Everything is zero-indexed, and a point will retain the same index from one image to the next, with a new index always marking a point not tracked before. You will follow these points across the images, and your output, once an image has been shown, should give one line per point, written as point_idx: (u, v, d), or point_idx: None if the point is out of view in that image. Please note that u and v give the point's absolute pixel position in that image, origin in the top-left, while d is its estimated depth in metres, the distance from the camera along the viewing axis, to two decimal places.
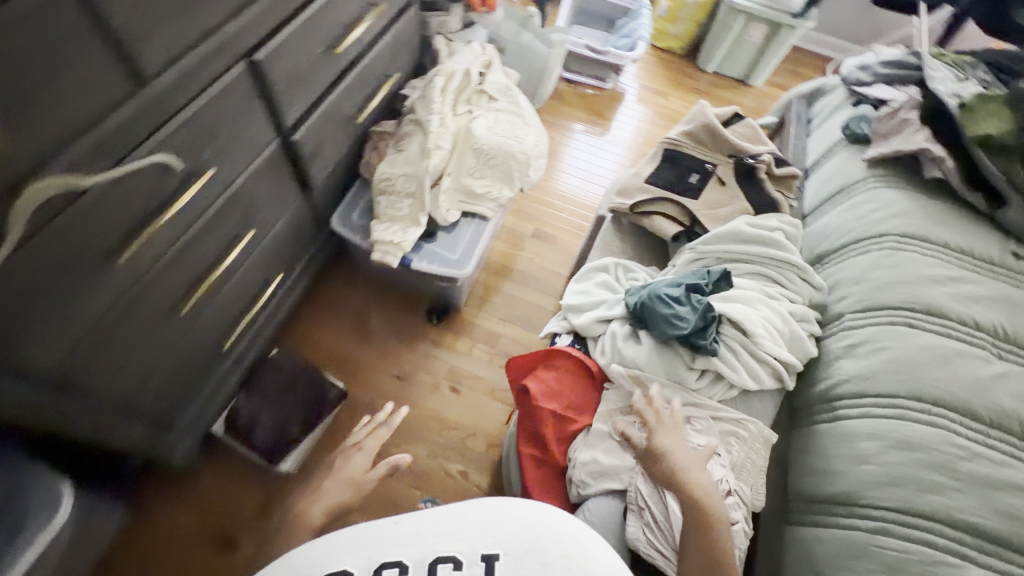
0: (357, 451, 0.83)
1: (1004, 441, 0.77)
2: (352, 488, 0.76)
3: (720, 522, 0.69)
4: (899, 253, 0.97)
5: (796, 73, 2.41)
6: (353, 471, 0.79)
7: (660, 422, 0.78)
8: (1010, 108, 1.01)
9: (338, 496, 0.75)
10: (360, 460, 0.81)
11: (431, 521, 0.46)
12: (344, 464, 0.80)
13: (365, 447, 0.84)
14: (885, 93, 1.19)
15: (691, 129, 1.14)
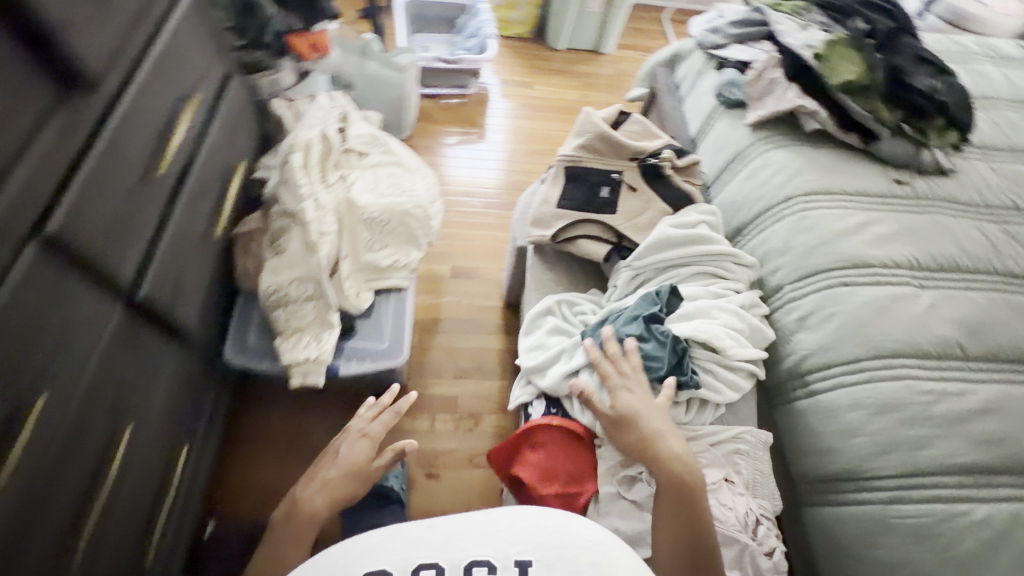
0: (355, 436, 0.91)
1: (955, 369, 0.83)
2: (356, 471, 0.86)
3: (692, 475, 0.71)
4: (810, 214, 1.00)
5: (639, 31, 2.47)
6: (355, 455, 0.87)
7: (623, 379, 0.80)
8: (853, 49, 1.07)
9: (341, 483, 0.83)
10: (362, 444, 0.89)
11: (466, 527, 0.54)
12: (346, 449, 0.88)
13: (367, 435, 0.91)
14: (744, 54, 1.22)
15: (585, 142, 1.08)
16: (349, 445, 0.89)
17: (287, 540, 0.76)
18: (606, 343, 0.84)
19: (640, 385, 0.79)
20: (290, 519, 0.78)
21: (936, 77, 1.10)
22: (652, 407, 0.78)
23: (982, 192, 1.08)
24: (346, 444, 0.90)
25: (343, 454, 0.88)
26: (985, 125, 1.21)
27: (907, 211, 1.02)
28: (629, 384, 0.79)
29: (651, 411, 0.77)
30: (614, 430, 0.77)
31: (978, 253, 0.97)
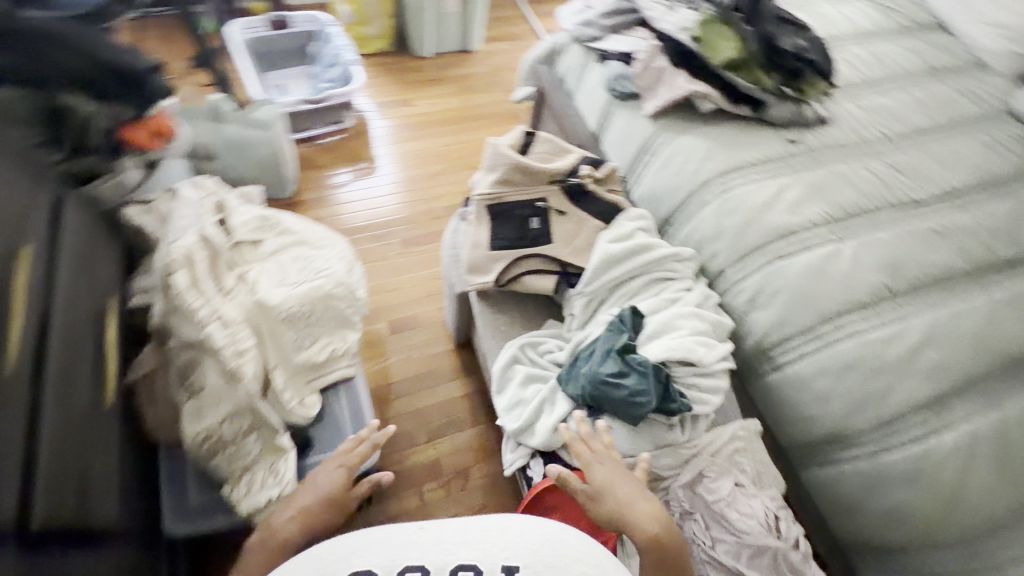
0: (334, 463, 0.90)
1: (891, 310, 0.90)
2: (331, 499, 0.85)
3: (672, 540, 0.70)
4: (729, 195, 1.03)
5: (500, 19, 2.41)
6: (331, 482, 0.87)
7: (595, 453, 0.79)
8: (724, 25, 1.11)
9: (314, 511, 0.83)
10: (338, 472, 0.88)
11: (457, 533, 0.62)
12: (324, 477, 0.87)
13: (345, 463, 0.89)
14: (625, 45, 1.21)
15: (501, 177, 1.03)
16: (327, 471, 0.88)
17: (258, 566, 0.75)
18: (576, 421, 0.83)
19: (614, 459, 0.78)
20: (262, 546, 0.78)
21: (798, 33, 1.17)
22: (625, 478, 0.76)
23: (859, 131, 1.18)
24: (325, 471, 0.89)
25: (317, 486, 0.86)
26: (841, 65, 1.32)
27: (808, 167, 1.08)
28: (602, 458, 0.78)
29: (627, 482, 0.75)
30: (591, 502, 0.75)
31: (873, 191, 1.06)
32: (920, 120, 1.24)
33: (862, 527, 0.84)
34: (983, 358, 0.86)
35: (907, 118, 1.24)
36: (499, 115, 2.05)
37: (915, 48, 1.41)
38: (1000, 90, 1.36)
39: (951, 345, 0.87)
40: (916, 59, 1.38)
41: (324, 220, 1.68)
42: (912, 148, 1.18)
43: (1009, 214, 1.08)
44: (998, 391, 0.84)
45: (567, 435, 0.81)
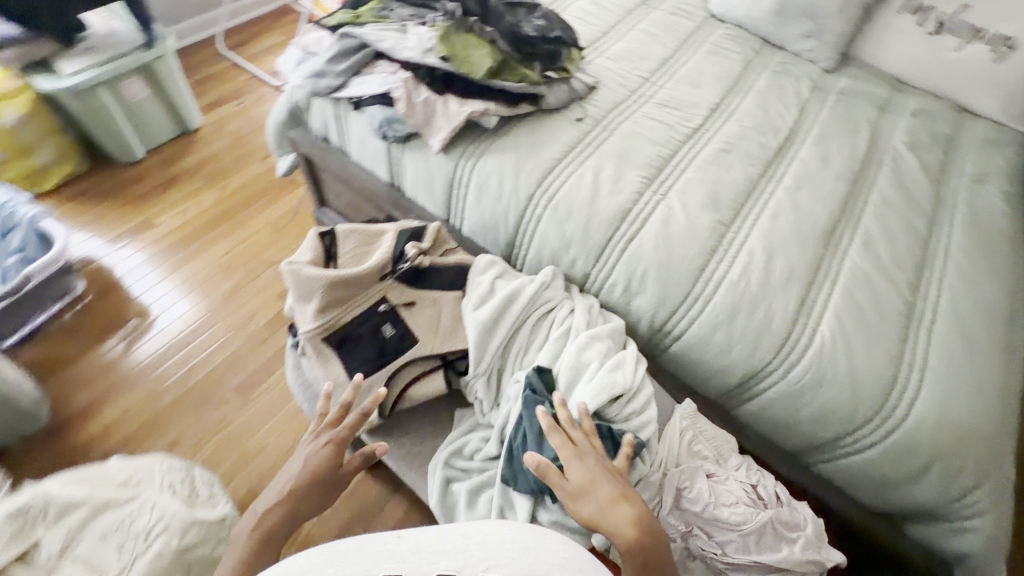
0: (315, 442, 0.76)
1: (734, 242, 0.97)
2: (316, 479, 0.73)
3: (654, 538, 0.66)
4: (557, 199, 0.99)
5: (210, 78, 2.02)
6: (315, 461, 0.74)
7: (577, 445, 0.73)
8: (465, 33, 1.02)
9: (299, 492, 0.72)
10: (324, 450, 0.74)
11: (438, 541, 0.53)
12: (307, 456, 0.74)
13: (331, 440, 0.76)
14: (376, 87, 1.04)
15: (326, 299, 0.83)
16: (309, 449, 0.75)
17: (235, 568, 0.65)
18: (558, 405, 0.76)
19: (597, 457, 0.72)
20: (245, 539, 0.68)
21: (533, 13, 1.13)
22: (605, 476, 0.70)
23: (624, 83, 1.23)
24: (303, 450, 0.75)
25: (301, 473, 0.73)
26: (577, 24, 1.35)
27: (605, 139, 1.09)
28: (584, 454, 0.72)
29: (610, 480, 0.70)
30: (568, 494, 0.69)
31: (664, 136, 1.12)
32: (661, 50, 1.34)
33: (802, 435, 0.90)
34: (813, 246, 0.98)
35: (652, 53, 1.33)
36: (271, 189, 1.73)
37: None
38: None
39: (788, 248, 0.96)
40: None
41: (123, 419, 1.27)
42: (668, 80, 1.27)
43: (760, 108, 1.24)
44: (835, 269, 0.96)
45: (546, 422, 0.74)
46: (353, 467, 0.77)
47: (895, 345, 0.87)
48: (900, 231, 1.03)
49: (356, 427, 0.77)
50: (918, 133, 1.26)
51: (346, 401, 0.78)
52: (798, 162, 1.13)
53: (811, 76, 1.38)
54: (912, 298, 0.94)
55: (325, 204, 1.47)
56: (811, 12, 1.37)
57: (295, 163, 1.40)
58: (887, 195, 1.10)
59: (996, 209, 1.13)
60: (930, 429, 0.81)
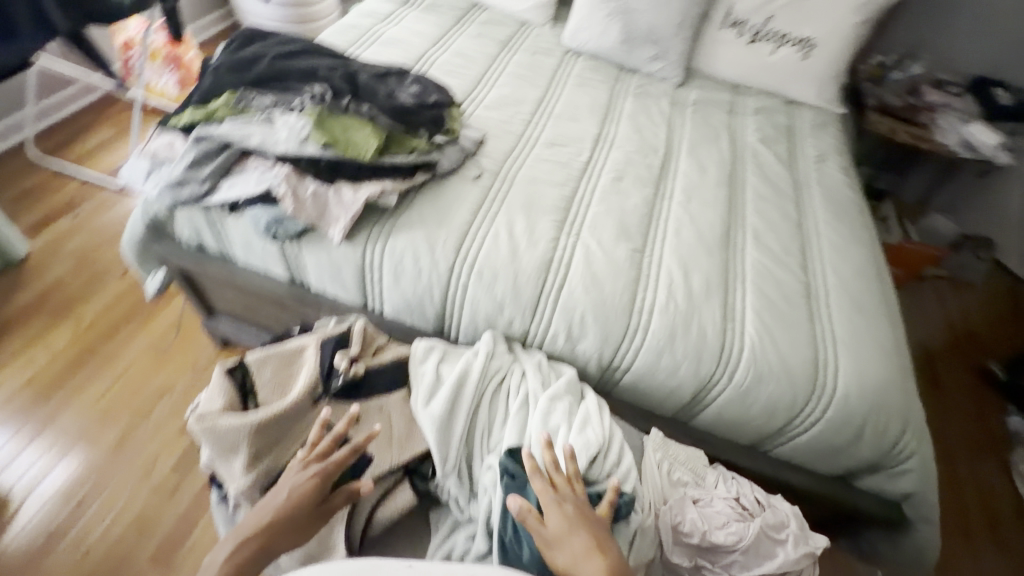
0: (301, 472, 0.69)
1: (652, 266, 1.01)
2: (293, 515, 0.65)
3: None
4: (479, 263, 0.96)
5: (27, 193, 1.70)
6: (296, 494, 0.66)
7: (558, 488, 0.71)
8: (341, 115, 0.96)
9: (275, 525, 0.64)
10: (306, 483, 0.67)
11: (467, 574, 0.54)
12: (287, 488, 0.67)
13: (314, 473, 0.68)
14: (253, 187, 0.93)
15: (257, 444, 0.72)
16: (291, 480, 0.68)
17: None
18: (543, 447, 0.74)
19: (575, 503, 0.70)
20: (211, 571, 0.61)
21: (404, 80, 1.11)
22: (582, 523, 0.67)
23: (509, 130, 1.25)
24: (287, 480, 0.68)
25: (281, 502, 0.66)
26: (447, 79, 1.36)
27: (508, 191, 1.09)
28: (563, 498, 0.70)
29: (588, 526, 0.67)
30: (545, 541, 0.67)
31: (561, 176, 1.15)
32: (533, 91, 1.39)
33: (757, 428, 0.96)
34: (717, 252, 1.06)
35: (525, 96, 1.37)
36: (141, 307, 1.49)
37: (479, 34, 1.55)
38: (550, 37, 1.63)
39: (699, 260, 1.03)
40: (487, 42, 1.52)
41: None
42: (548, 118, 1.32)
43: (635, 131, 1.33)
44: (741, 269, 1.05)
45: (530, 464, 0.73)
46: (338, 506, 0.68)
47: (808, 326, 0.97)
48: (779, 221, 1.16)
49: (345, 462, 0.70)
50: (765, 128, 1.44)
51: (337, 432, 0.71)
52: (682, 175, 1.23)
53: (667, 92, 1.51)
54: (807, 279, 1.05)
55: (216, 312, 1.29)
56: (653, 37, 1.51)
57: (166, 278, 1.21)
58: (759, 190, 1.23)
59: (840, 183, 1.32)
60: (856, 394, 0.90)
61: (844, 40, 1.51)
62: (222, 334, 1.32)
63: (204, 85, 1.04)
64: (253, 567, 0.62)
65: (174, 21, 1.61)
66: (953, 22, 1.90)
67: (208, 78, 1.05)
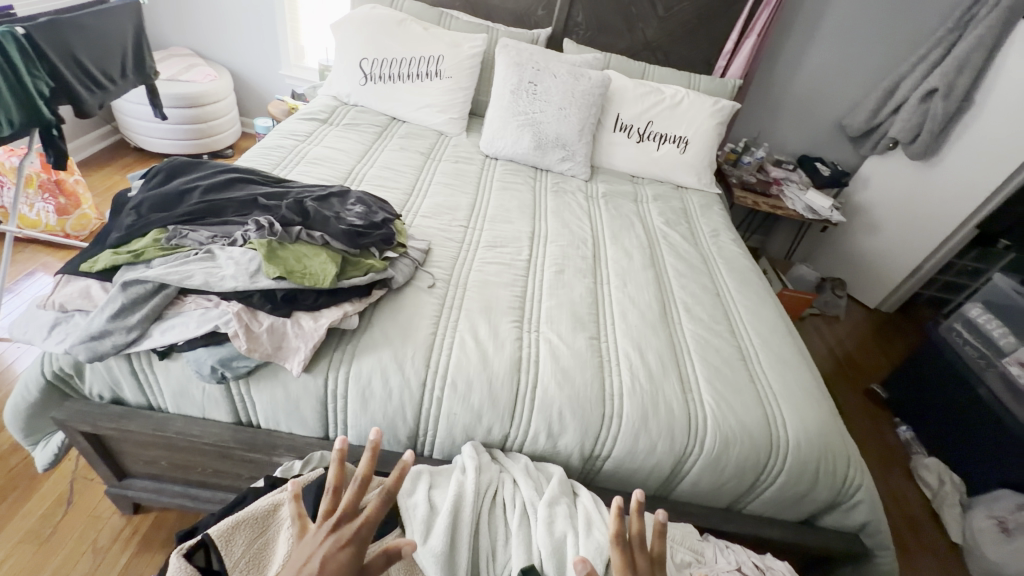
0: (328, 538, 0.58)
1: (610, 353, 1.08)
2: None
3: None
4: (452, 374, 0.95)
5: None
6: (331, 566, 0.56)
7: (638, 570, 0.65)
8: (291, 245, 0.95)
9: None
10: (340, 550, 0.57)
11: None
12: (317, 557, 0.56)
13: (347, 539, 0.58)
14: (194, 328, 0.85)
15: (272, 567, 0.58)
16: (318, 547, 0.57)
17: None
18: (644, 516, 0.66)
19: None
20: None
21: (347, 201, 1.15)
22: None
23: (450, 237, 1.30)
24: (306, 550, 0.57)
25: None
26: (380, 192, 1.40)
27: (462, 296, 1.12)
28: None
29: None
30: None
31: (510, 276, 1.21)
32: (465, 197, 1.48)
33: (731, 489, 1.02)
34: (661, 330, 1.17)
35: (459, 202, 1.45)
36: (17, 483, 1.21)
37: (402, 148, 1.63)
38: (469, 146, 1.77)
39: (649, 339, 1.13)
40: (411, 154, 1.61)
41: None
42: (484, 221, 1.40)
43: (563, 226, 1.46)
44: (684, 343, 1.16)
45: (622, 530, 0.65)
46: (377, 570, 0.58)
47: (751, 387, 1.08)
48: (702, 293, 1.32)
49: (378, 515, 0.60)
50: (666, 213, 1.67)
51: (361, 481, 0.61)
52: (613, 262, 1.36)
53: (580, 188, 1.70)
54: (737, 343, 1.19)
55: (129, 473, 1.09)
56: (561, 142, 1.71)
57: (65, 443, 1.02)
58: (677, 267, 1.41)
59: (736, 253, 1.56)
60: (805, 442, 1.01)
61: (709, 138, 1.85)
62: (135, 499, 1.11)
63: (125, 224, 0.96)
64: None
65: (59, 148, 1.48)
66: (776, 118, 2.42)
67: (128, 216, 0.97)
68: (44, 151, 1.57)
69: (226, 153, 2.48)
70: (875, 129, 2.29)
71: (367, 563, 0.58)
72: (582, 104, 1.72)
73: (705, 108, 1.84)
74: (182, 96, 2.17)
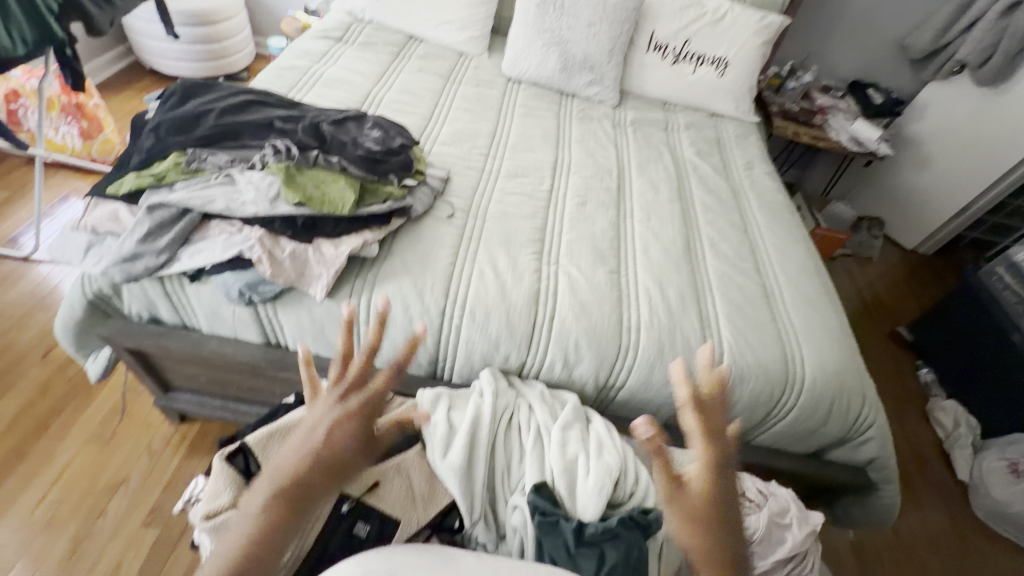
0: (339, 405, 0.61)
1: (629, 286, 1.07)
2: (344, 451, 0.59)
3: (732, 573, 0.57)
4: (471, 302, 0.97)
5: None
6: (343, 430, 0.60)
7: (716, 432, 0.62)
8: (309, 170, 0.95)
9: (326, 460, 0.58)
10: (352, 419, 0.61)
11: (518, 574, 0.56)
12: (329, 421, 0.60)
13: (359, 406, 0.62)
14: (220, 253, 0.88)
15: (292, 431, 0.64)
16: (329, 412, 0.61)
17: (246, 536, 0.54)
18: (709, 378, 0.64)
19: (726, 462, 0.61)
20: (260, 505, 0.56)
21: (364, 125, 1.11)
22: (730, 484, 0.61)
23: (470, 165, 1.26)
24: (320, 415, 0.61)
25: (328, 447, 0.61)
26: (399, 117, 1.35)
27: (482, 227, 1.10)
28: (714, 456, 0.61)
29: (721, 483, 0.60)
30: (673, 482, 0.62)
31: (530, 207, 1.18)
32: (485, 123, 1.42)
33: (741, 421, 1.04)
34: (684, 265, 1.14)
35: (479, 129, 1.39)
36: (76, 391, 1.32)
37: (421, 69, 1.55)
38: (491, 68, 1.67)
39: (670, 275, 1.11)
40: (431, 76, 1.53)
41: None
42: (505, 150, 1.35)
43: (587, 156, 1.40)
44: (706, 279, 1.14)
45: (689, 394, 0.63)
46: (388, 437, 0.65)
47: (772, 324, 1.07)
48: (729, 229, 1.27)
49: (388, 387, 0.63)
50: (698, 142, 1.58)
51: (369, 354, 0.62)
52: (638, 195, 1.31)
53: (608, 115, 1.61)
54: (761, 280, 1.17)
55: (173, 387, 1.17)
56: (589, 64, 1.59)
57: (113, 357, 1.09)
58: (705, 201, 1.35)
59: (770, 188, 1.48)
60: (822, 379, 1.01)
61: (752, 60, 1.69)
62: (180, 410, 1.20)
63: (144, 146, 0.96)
64: (304, 505, 0.57)
65: (76, 70, 1.45)
66: (829, 37, 2.19)
67: (148, 139, 0.97)
68: (60, 73, 1.55)
69: (241, 76, 2.41)
70: (940, 50, 2.06)
71: (379, 432, 0.64)
72: (613, 19, 1.58)
73: (750, 25, 1.67)
74: (194, 13, 2.08)
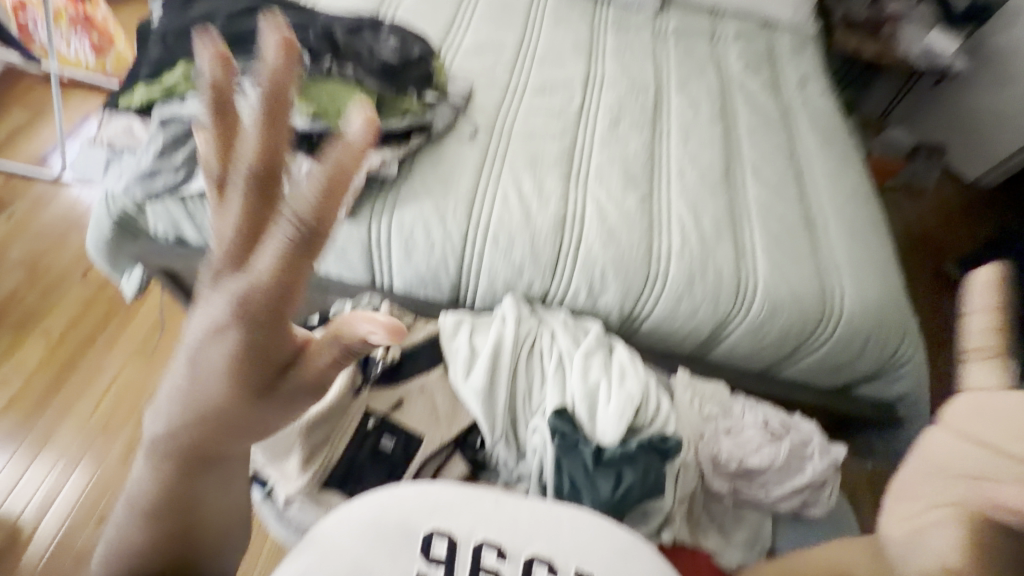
0: (217, 310, 0.39)
1: (660, 212, 1.01)
2: (243, 383, 0.40)
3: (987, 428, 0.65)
4: (493, 226, 0.93)
5: None
6: (231, 356, 0.39)
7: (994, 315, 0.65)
8: (323, 81, 0.89)
9: (214, 402, 0.40)
10: (234, 341, 0.39)
11: (532, 519, 0.51)
12: (210, 338, 0.39)
13: (243, 315, 0.38)
14: None
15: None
16: (210, 322, 0.39)
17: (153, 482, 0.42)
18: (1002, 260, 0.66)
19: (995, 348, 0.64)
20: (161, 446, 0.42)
21: (380, 32, 1.02)
22: None
23: (495, 80, 1.17)
24: (199, 317, 0.40)
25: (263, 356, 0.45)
26: (418, 26, 1.24)
27: (507, 147, 1.04)
28: None
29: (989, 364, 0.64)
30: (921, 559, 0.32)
31: (559, 126, 1.10)
32: (511, 32, 1.30)
33: (769, 355, 1.01)
34: (721, 191, 1.07)
35: (504, 39, 1.27)
36: (117, 310, 1.38)
37: None
38: None
39: (706, 202, 1.04)
40: None
41: None
42: (532, 63, 1.24)
43: (623, 70, 1.28)
44: (745, 207, 1.07)
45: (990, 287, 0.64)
46: (322, 362, 0.41)
47: (812, 256, 1.01)
48: (774, 153, 1.17)
49: (294, 255, 0.36)
50: (748, 55, 1.42)
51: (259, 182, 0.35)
52: (676, 114, 1.21)
53: (647, 23, 1.45)
54: (805, 209, 1.09)
55: None
56: None
57: (145, 275, 1.09)
58: (750, 122, 1.23)
59: (824, 107, 1.34)
60: (859, 314, 0.96)
61: None
62: None
63: (153, 55, 0.91)
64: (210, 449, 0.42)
65: None
66: None
67: (155, 48, 0.92)
68: None
69: None
70: None
71: (298, 359, 0.42)
72: None
73: None
74: None
